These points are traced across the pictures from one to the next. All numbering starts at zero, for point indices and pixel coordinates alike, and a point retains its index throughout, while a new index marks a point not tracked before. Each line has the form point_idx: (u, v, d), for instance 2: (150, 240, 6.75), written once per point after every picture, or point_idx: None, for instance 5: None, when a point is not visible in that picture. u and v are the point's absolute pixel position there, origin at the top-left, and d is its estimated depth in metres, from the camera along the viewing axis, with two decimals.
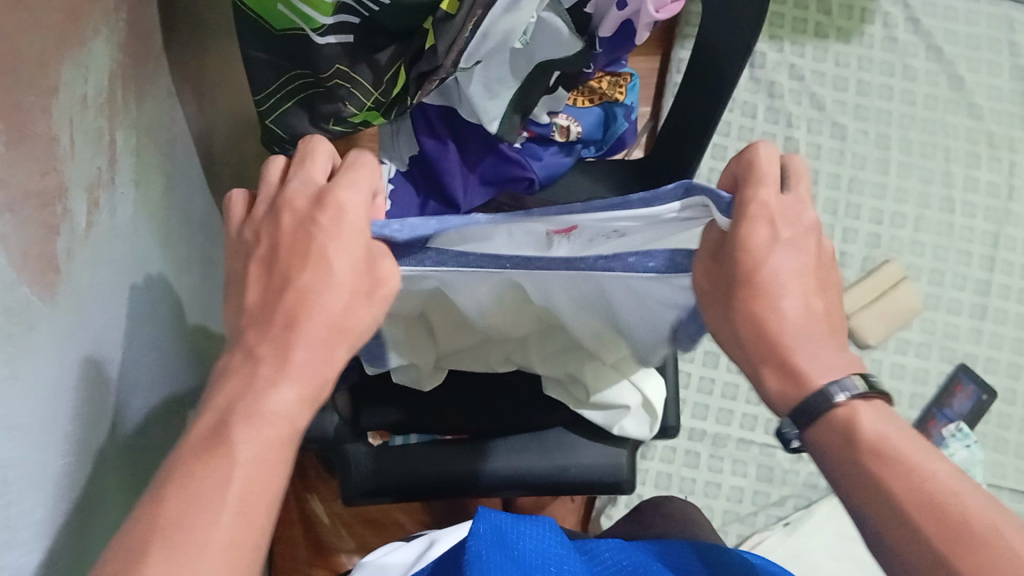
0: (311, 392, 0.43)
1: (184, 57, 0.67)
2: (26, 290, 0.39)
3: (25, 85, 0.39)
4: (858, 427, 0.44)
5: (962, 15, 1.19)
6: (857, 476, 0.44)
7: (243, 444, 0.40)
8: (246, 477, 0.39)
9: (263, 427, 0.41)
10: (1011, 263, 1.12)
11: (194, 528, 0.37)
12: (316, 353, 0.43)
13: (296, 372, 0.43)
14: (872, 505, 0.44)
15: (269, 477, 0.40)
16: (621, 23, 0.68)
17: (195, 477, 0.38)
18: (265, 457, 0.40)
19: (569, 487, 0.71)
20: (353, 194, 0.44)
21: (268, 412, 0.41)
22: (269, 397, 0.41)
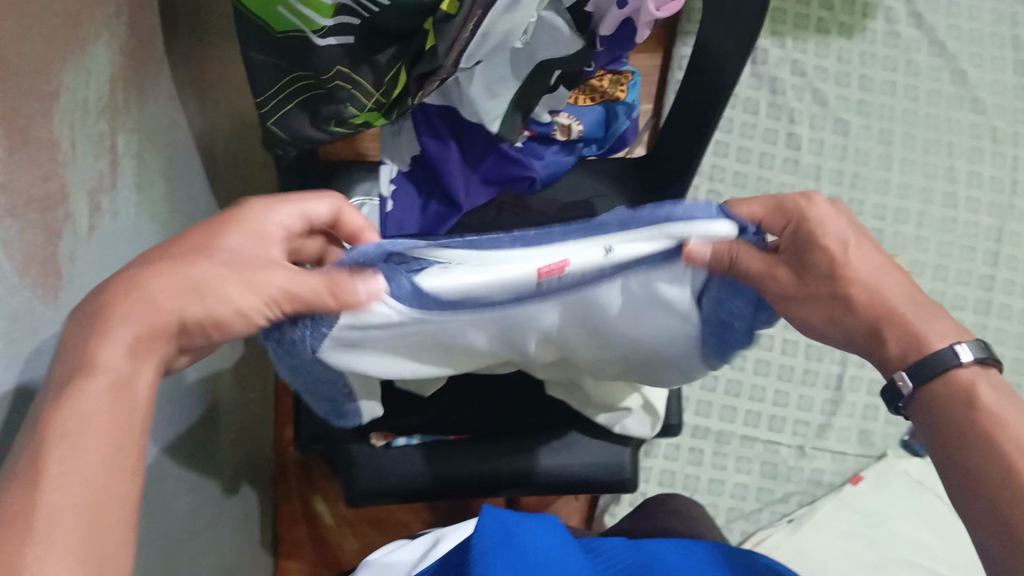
0: (149, 336, 0.40)
1: (185, 59, 0.67)
2: (28, 294, 0.39)
3: (25, 89, 0.39)
4: (978, 394, 0.45)
5: (965, 10, 1.18)
6: (963, 436, 0.45)
7: (69, 404, 0.36)
8: (76, 436, 0.36)
9: (103, 388, 0.38)
10: (1015, 258, 1.12)
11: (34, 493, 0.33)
12: (163, 310, 0.40)
13: (139, 323, 0.39)
14: (976, 467, 0.45)
15: (108, 433, 0.37)
16: (622, 21, 0.67)
17: (24, 451, 0.35)
18: (99, 415, 0.37)
19: (572, 484, 0.72)
20: (262, 207, 0.46)
21: (94, 368, 0.38)
22: (98, 353, 0.38)
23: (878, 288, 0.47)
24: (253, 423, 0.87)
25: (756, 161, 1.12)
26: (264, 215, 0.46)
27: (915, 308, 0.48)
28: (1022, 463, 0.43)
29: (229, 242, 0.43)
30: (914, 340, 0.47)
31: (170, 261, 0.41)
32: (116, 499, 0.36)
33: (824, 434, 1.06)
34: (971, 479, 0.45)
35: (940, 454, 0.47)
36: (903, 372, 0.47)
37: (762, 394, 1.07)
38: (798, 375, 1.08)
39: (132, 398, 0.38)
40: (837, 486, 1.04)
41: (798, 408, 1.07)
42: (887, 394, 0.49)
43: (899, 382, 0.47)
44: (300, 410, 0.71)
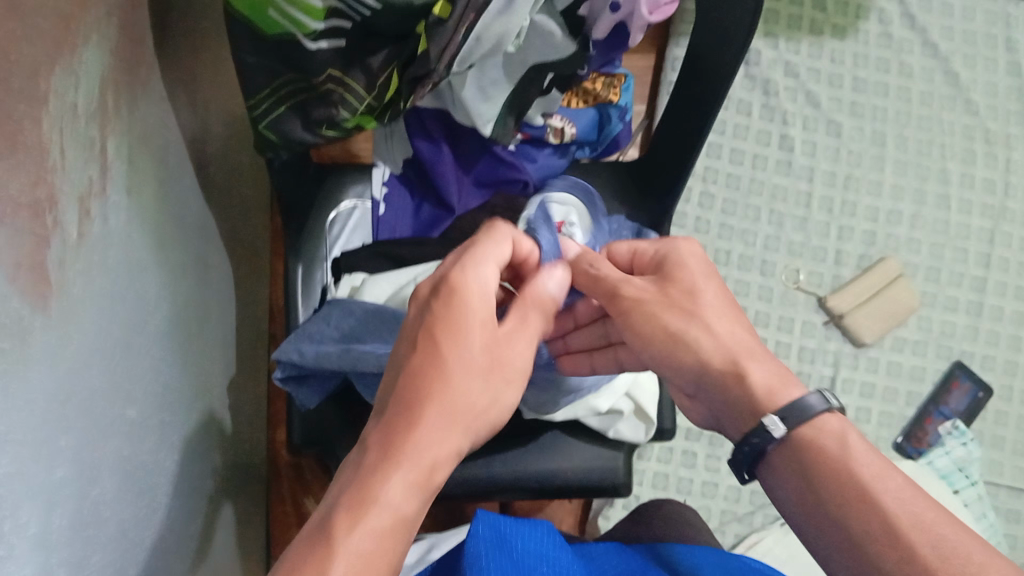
0: (427, 475, 0.41)
1: (175, 63, 0.66)
2: (19, 303, 0.39)
3: (13, 96, 0.39)
4: (848, 440, 0.47)
5: (958, 11, 1.18)
6: (830, 488, 0.47)
7: (352, 532, 0.38)
8: (359, 563, 0.37)
9: (384, 523, 0.39)
10: (1007, 260, 1.12)
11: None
12: (438, 439, 0.42)
13: (411, 458, 0.41)
14: (846, 519, 0.46)
15: (381, 561, 0.38)
16: (616, 24, 0.68)
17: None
18: (376, 545, 0.38)
19: (566, 489, 0.71)
20: (479, 274, 0.47)
21: (375, 500, 0.39)
22: (376, 485, 0.40)
23: (729, 319, 0.54)
24: (245, 425, 0.87)
25: (750, 163, 1.12)
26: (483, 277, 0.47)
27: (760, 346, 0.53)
28: (892, 514, 0.44)
29: (474, 346, 0.45)
30: (769, 382, 0.51)
31: (433, 383, 0.43)
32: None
33: None
34: (835, 535, 0.46)
35: (811, 506, 0.47)
36: (772, 415, 0.49)
37: None
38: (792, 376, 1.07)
39: (403, 529, 0.39)
40: None
41: None
42: (747, 452, 0.51)
43: (769, 426, 0.49)
44: (293, 413, 0.71)
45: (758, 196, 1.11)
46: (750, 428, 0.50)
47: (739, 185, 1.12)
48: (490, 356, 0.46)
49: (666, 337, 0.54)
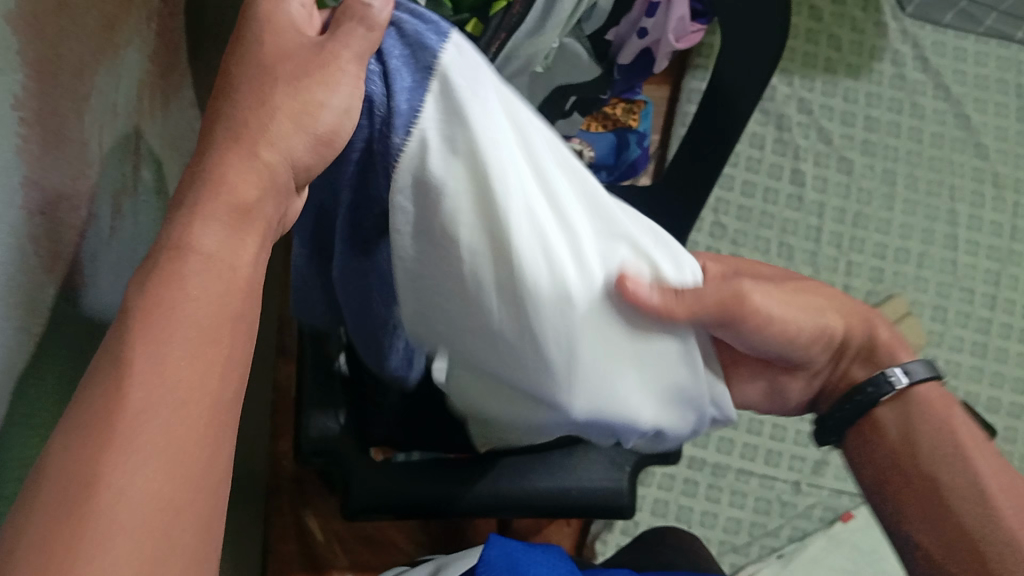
0: (239, 211, 0.37)
1: (207, 68, 0.67)
2: (53, 291, 0.40)
3: (62, 90, 0.40)
4: (950, 412, 0.58)
5: (971, 56, 1.21)
6: (927, 450, 0.57)
7: (163, 296, 0.34)
8: (164, 338, 0.33)
9: (182, 280, 0.35)
10: (1013, 303, 1.13)
11: (137, 428, 0.31)
12: (244, 174, 0.37)
13: (225, 196, 0.37)
14: (938, 473, 0.57)
15: (210, 337, 0.34)
16: (641, 52, 0.69)
17: (124, 381, 0.32)
18: (194, 305, 0.34)
19: (572, 507, 0.72)
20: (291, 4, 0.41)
21: (185, 251, 0.35)
22: (188, 238, 0.36)
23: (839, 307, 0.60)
24: (248, 434, 0.87)
25: (760, 196, 1.13)
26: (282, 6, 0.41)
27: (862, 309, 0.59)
28: (982, 477, 0.56)
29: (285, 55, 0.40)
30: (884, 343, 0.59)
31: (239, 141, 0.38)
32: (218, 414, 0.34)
33: (819, 471, 1.07)
34: (919, 492, 0.58)
35: (899, 461, 0.58)
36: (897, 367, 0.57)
37: (760, 427, 1.08)
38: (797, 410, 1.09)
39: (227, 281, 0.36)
40: (828, 523, 1.04)
41: (795, 443, 1.08)
42: (868, 390, 0.58)
43: (892, 376, 0.57)
44: (297, 435, 0.71)
45: (769, 229, 1.12)
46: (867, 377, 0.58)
47: (750, 217, 1.12)
48: (302, 66, 0.39)
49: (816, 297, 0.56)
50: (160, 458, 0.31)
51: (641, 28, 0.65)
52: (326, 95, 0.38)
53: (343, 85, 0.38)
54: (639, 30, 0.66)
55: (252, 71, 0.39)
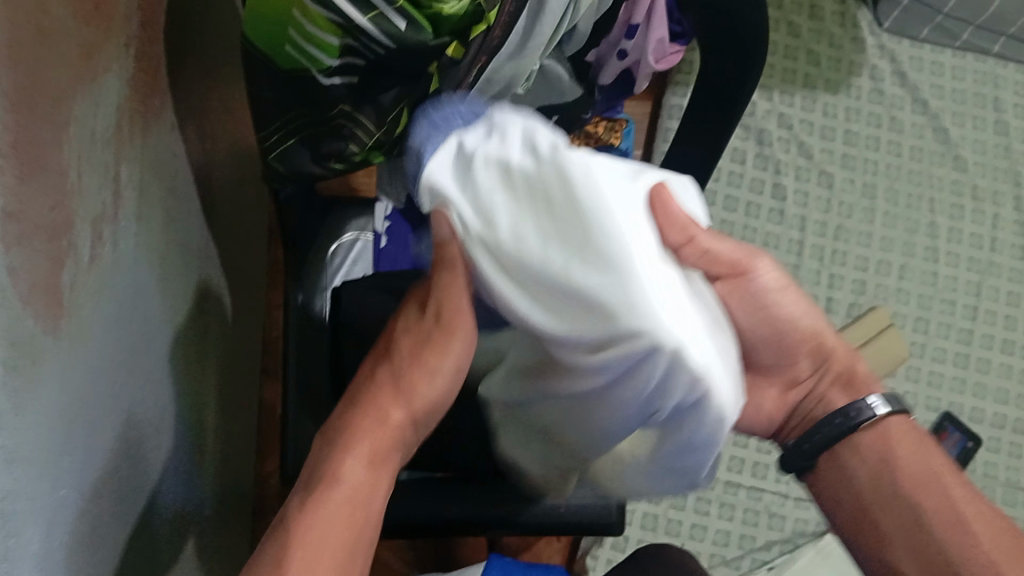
0: (375, 451, 0.47)
1: (187, 92, 0.67)
2: (32, 323, 0.40)
3: (40, 120, 0.40)
4: (913, 439, 0.54)
5: (948, 70, 1.22)
6: (887, 489, 0.53)
7: (312, 512, 0.44)
8: (315, 541, 0.43)
9: (348, 441, 0.47)
10: (994, 313, 1.13)
11: (305, 556, 0.43)
12: (372, 420, 0.47)
13: (358, 440, 0.46)
14: (911, 510, 0.53)
15: (346, 527, 0.44)
16: (623, 71, 0.69)
17: (304, 513, 0.44)
18: (335, 519, 0.44)
19: (561, 526, 0.72)
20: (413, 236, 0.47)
21: (331, 480, 0.45)
22: (336, 468, 0.45)
23: (815, 329, 0.58)
24: (233, 457, 0.86)
25: (743, 211, 1.14)
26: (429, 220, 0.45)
27: (841, 343, 0.58)
28: (930, 517, 0.52)
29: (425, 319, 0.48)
30: (851, 371, 0.57)
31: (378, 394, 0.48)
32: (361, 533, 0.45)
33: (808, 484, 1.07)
34: (890, 518, 0.53)
35: (867, 492, 0.54)
36: (878, 395, 0.55)
37: (747, 439, 1.08)
38: None
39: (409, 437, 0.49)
40: (818, 535, 1.04)
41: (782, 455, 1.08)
42: (834, 424, 0.55)
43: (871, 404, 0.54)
44: None
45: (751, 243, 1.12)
46: (835, 409, 0.55)
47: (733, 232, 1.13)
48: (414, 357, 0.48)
49: (773, 313, 0.56)
50: (325, 572, 0.43)
51: (619, 51, 0.66)
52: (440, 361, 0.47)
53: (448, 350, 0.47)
54: (618, 52, 0.66)
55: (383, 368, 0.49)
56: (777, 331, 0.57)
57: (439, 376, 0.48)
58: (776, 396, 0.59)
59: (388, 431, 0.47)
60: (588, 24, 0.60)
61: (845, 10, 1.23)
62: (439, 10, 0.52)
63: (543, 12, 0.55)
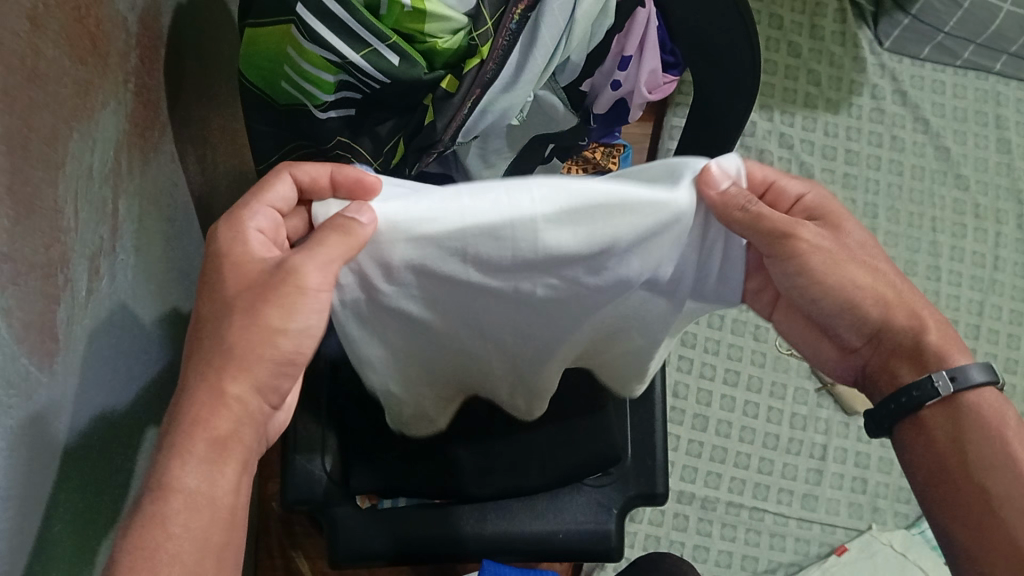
0: (218, 443, 0.44)
1: (186, 121, 0.68)
2: (25, 361, 0.40)
3: (34, 160, 0.40)
4: (1004, 415, 0.53)
5: (949, 89, 1.22)
6: (981, 451, 0.52)
7: (162, 532, 0.42)
8: (166, 558, 0.41)
9: (184, 432, 0.44)
10: (997, 332, 1.13)
11: (152, 554, 0.41)
12: (218, 407, 0.45)
13: (199, 431, 0.44)
14: (989, 478, 0.51)
15: (210, 534, 0.43)
16: (616, 101, 0.70)
17: (145, 528, 0.42)
18: (184, 534, 0.42)
19: (558, 552, 0.74)
20: (256, 216, 0.49)
21: (167, 490, 0.43)
22: (169, 475, 0.43)
23: (909, 304, 0.54)
24: None
25: None
26: (238, 233, 0.48)
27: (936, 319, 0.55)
28: None
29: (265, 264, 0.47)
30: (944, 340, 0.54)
31: (221, 367, 0.45)
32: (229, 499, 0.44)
33: (809, 505, 1.07)
34: (975, 497, 0.52)
35: (953, 464, 0.53)
36: (945, 373, 0.52)
37: (747, 461, 1.08)
38: (784, 443, 1.09)
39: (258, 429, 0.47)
40: (822, 556, 1.04)
41: (783, 475, 1.08)
42: (911, 394, 0.54)
43: (939, 381, 0.53)
44: (284, 475, 0.72)
45: None
46: (912, 381, 0.54)
47: None
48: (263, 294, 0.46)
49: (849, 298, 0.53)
50: (188, 560, 0.42)
51: (614, 81, 0.67)
52: (282, 322, 0.45)
53: (301, 313, 0.45)
54: (613, 82, 0.67)
55: (207, 352, 0.46)
56: (873, 285, 0.53)
57: (293, 328, 0.45)
58: (836, 350, 0.58)
59: (234, 414, 0.45)
60: (582, 55, 0.61)
61: (846, 29, 1.23)
62: (434, 44, 0.53)
63: (535, 44, 0.56)
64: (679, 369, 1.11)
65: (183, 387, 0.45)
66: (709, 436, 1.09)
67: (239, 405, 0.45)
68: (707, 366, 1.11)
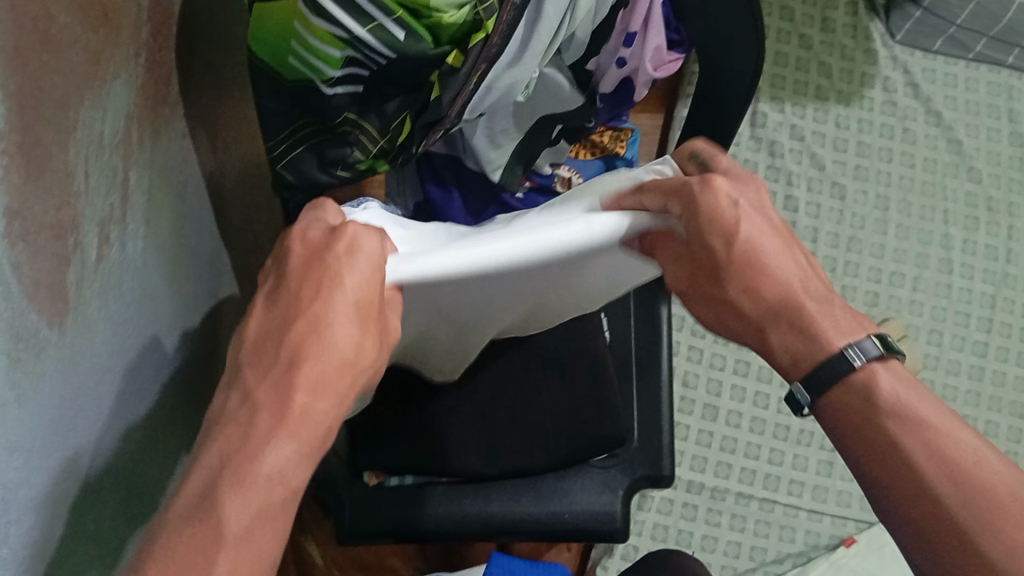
0: (307, 439, 0.40)
1: (198, 100, 0.69)
2: (35, 317, 0.41)
3: (45, 122, 0.41)
4: (885, 391, 0.46)
5: (962, 82, 1.22)
6: (873, 443, 0.47)
7: (232, 518, 0.37)
8: (241, 549, 0.37)
9: (270, 416, 0.39)
10: (1009, 326, 1.13)
11: (225, 544, 0.36)
12: (308, 400, 0.40)
13: (294, 421, 0.40)
14: (879, 470, 0.47)
15: (265, 534, 0.38)
16: (622, 80, 0.71)
17: (217, 516, 0.37)
18: (251, 524, 0.37)
19: (567, 534, 0.74)
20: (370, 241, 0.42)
21: (250, 475, 0.38)
22: (255, 457, 0.38)
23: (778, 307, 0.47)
24: None
25: None
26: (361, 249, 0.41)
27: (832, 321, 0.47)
28: (924, 470, 0.45)
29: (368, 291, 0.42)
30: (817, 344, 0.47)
31: (317, 358, 0.41)
32: (291, 498, 0.39)
33: (820, 497, 1.06)
34: (881, 490, 0.47)
35: (850, 455, 0.48)
36: (798, 383, 0.49)
37: (757, 451, 1.08)
38: (794, 434, 1.09)
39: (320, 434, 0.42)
40: (831, 548, 1.04)
41: (793, 466, 1.07)
42: (792, 406, 0.50)
43: (796, 394, 0.49)
44: None
45: None
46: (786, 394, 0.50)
47: None
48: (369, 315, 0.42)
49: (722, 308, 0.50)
50: (247, 557, 0.37)
51: (619, 58, 0.68)
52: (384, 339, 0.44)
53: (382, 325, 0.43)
54: (618, 60, 0.68)
55: (306, 342, 0.41)
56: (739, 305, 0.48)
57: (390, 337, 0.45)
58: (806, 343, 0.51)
59: (323, 414, 0.41)
60: (587, 32, 0.62)
61: (857, 22, 1.23)
62: (439, 18, 0.53)
63: (539, 20, 0.56)
64: (689, 360, 1.11)
65: (275, 365, 0.41)
66: (719, 426, 1.09)
67: (328, 406, 0.41)
68: (718, 357, 1.11)
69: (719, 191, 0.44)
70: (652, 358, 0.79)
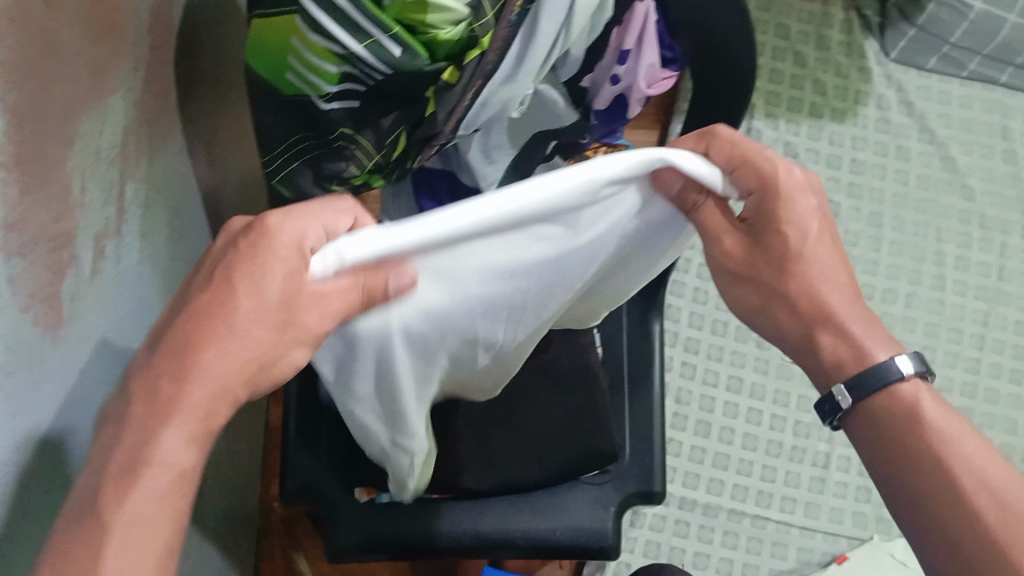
0: (200, 422, 0.41)
1: (195, 113, 0.69)
2: (30, 329, 0.41)
3: (43, 135, 0.42)
4: (923, 407, 0.48)
5: (955, 100, 1.23)
6: (907, 456, 0.48)
7: (121, 512, 0.40)
8: (129, 541, 0.40)
9: (145, 407, 0.40)
10: (1002, 342, 1.13)
11: (111, 543, 0.39)
12: (202, 381, 0.40)
13: (181, 411, 0.40)
14: (912, 481, 0.48)
15: (163, 515, 0.41)
16: (617, 97, 0.70)
17: (103, 514, 0.39)
18: (144, 515, 0.40)
19: (558, 550, 0.74)
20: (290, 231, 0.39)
21: (141, 467, 0.40)
22: (145, 448, 0.40)
23: (815, 294, 0.49)
24: (237, 476, 0.87)
25: None
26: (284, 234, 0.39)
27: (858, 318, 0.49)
28: (962, 485, 0.46)
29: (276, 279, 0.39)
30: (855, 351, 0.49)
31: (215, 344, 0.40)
32: (182, 479, 0.41)
33: (812, 514, 1.06)
34: (908, 504, 0.48)
35: (876, 467, 0.50)
36: (841, 386, 0.49)
37: (749, 468, 1.08)
38: (787, 450, 1.09)
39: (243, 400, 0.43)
40: (823, 566, 1.03)
41: (785, 483, 1.07)
42: (824, 409, 0.51)
43: (838, 396, 0.49)
44: (285, 466, 0.73)
45: None
46: (821, 394, 0.51)
47: None
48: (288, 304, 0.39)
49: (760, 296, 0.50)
50: (139, 546, 0.40)
51: (613, 75, 0.67)
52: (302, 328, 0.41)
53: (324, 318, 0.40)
54: (612, 76, 0.68)
55: (200, 327, 0.40)
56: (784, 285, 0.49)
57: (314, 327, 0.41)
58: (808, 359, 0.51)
59: (220, 399, 0.42)
60: (582, 49, 0.62)
61: (851, 40, 1.24)
62: (435, 35, 0.53)
63: (534, 37, 0.57)
64: (682, 375, 1.11)
65: (168, 349, 0.40)
66: (712, 442, 1.09)
67: (231, 380, 0.41)
68: (711, 373, 1.12)
69: (792, 183, 0.45)
70: (645, 374, 0.79)
